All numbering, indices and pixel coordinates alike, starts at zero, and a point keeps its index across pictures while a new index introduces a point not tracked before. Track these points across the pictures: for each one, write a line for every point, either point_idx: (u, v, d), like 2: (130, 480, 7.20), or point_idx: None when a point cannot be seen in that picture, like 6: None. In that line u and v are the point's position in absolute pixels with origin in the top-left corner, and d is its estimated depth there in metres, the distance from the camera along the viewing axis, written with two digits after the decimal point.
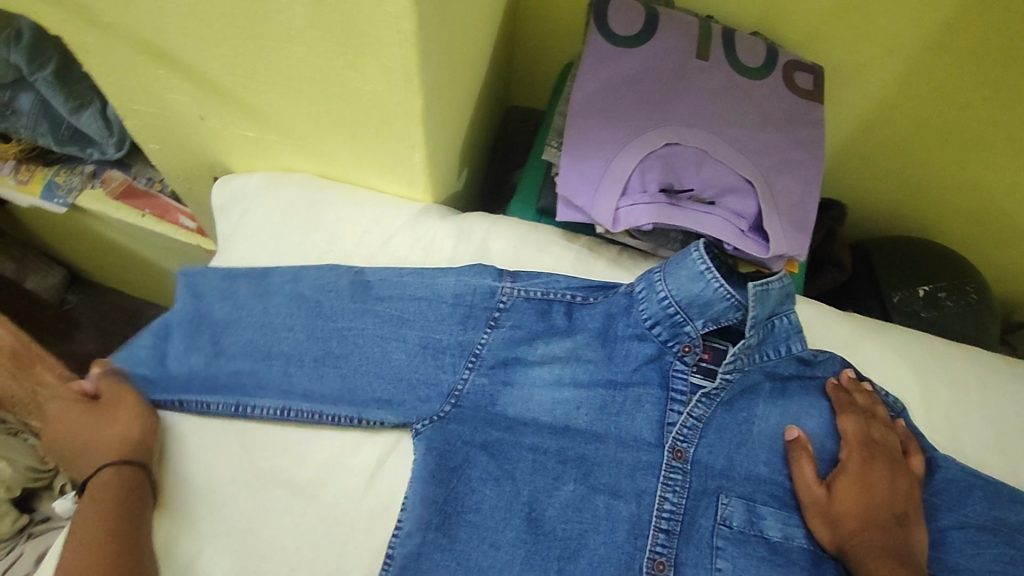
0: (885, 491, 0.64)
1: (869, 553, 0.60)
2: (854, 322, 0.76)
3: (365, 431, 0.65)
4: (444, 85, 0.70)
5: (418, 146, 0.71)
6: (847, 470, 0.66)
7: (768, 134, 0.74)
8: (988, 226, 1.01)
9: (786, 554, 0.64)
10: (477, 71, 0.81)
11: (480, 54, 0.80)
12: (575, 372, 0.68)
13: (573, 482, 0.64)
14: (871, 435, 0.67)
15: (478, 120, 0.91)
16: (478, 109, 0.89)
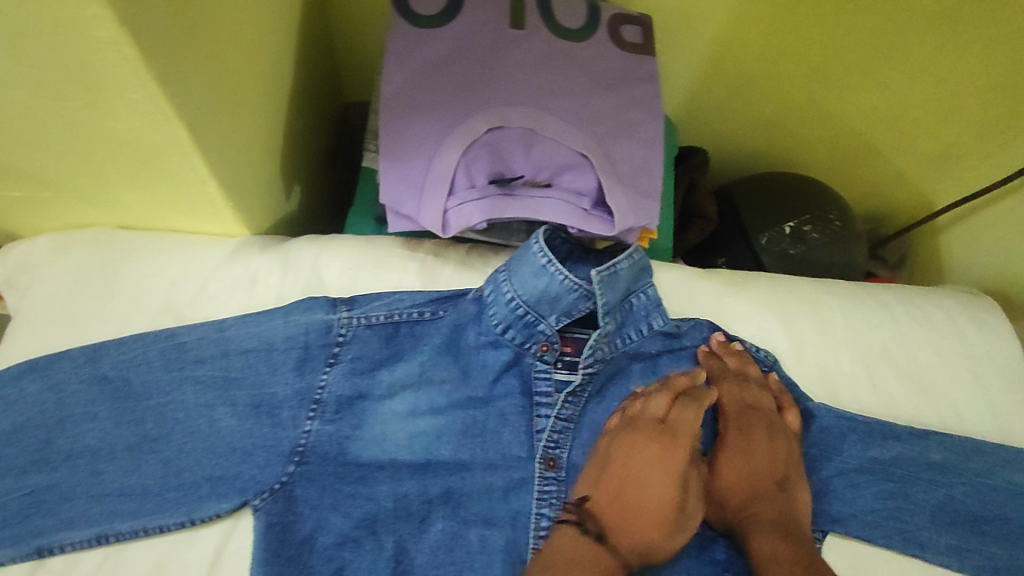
0: (764, 458, 0.63)
1: (755, 530, 0.58)
2: (716, 279, 0.72)
3: (194, 522, 0.57)
4: (226, 107, 0.59)
5: (210, 180, 0.61)
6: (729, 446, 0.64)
7: (599, 100, 0.68)
8: (845, 147, 1.02)
9: (674, 548, 0.61)
10: (277, 77, 0.70)
11: (275, 58, 0.69)
12: (430, 397, 0.63)
13: (441, 519, 0.59)
14: (746, 401, 0.65)
15: (302, 128, 0.81)
16: (299, 117, 0.79)
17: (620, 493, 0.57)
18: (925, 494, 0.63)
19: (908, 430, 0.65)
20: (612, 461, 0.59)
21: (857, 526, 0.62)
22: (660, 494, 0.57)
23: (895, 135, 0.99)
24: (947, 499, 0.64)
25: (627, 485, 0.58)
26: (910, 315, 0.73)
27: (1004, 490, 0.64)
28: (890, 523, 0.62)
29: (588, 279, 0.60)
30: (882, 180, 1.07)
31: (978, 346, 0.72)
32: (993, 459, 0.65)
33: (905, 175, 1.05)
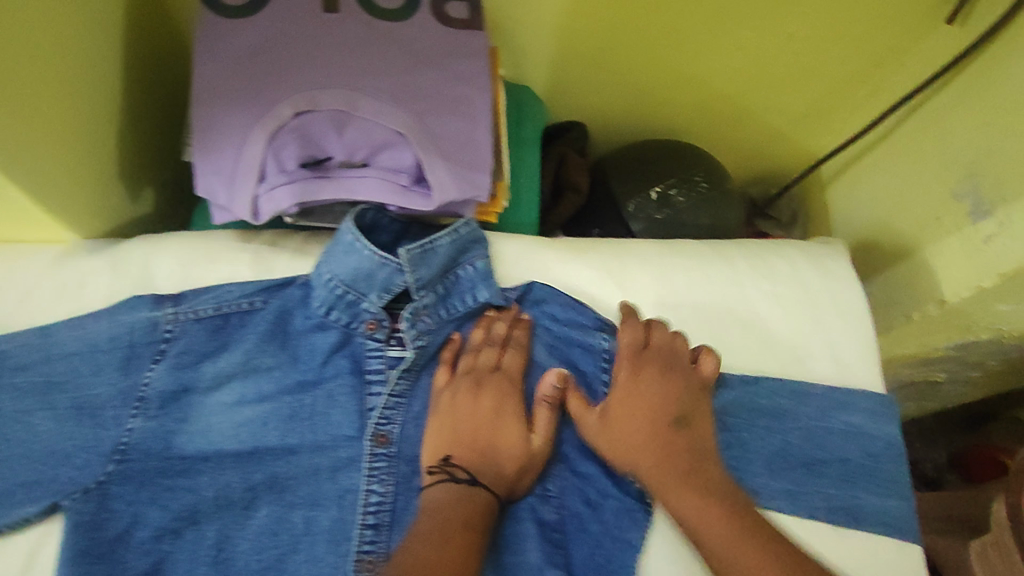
0: (659, 396, 0.63)
1: (675, 491, 0.58)
2: (557, 246, 0.71)
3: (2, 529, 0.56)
4: (19, 107, 0.55)
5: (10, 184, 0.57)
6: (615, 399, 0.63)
7: (420, 77, 0.67)
8: (718, 110, 1.03)
9: (512, 514, 0.60)
10: (106, 76, 0.67)
11: (95, 56, 0.64)
12: (259, 385, 0.63)
13: (265, 505, 0.59)
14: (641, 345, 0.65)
15: (151, 126, 0.77)
16: (153, 114, 0.77)
17: (473, 441, 0.60)
18: (759, 440, 0.65)
19: (740, 381, 0.67)
20: (467, 396, 0.62)
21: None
22: (506, 462, 0.60)
23: (764, 95, 1.00)
24: (782, 445, 0.65)
25: (478, 453, 0.60)
26: (753, 270, 0.72)
27: (838, 430, 0.66)
28: (721, 473, 0.63)
29: (397, 254, 0.60)
30: (763, 140, 1.08)
31: (819, 288, 0.73)
32: (825, 401, 0.67)
33: (783, 134, 1.06)
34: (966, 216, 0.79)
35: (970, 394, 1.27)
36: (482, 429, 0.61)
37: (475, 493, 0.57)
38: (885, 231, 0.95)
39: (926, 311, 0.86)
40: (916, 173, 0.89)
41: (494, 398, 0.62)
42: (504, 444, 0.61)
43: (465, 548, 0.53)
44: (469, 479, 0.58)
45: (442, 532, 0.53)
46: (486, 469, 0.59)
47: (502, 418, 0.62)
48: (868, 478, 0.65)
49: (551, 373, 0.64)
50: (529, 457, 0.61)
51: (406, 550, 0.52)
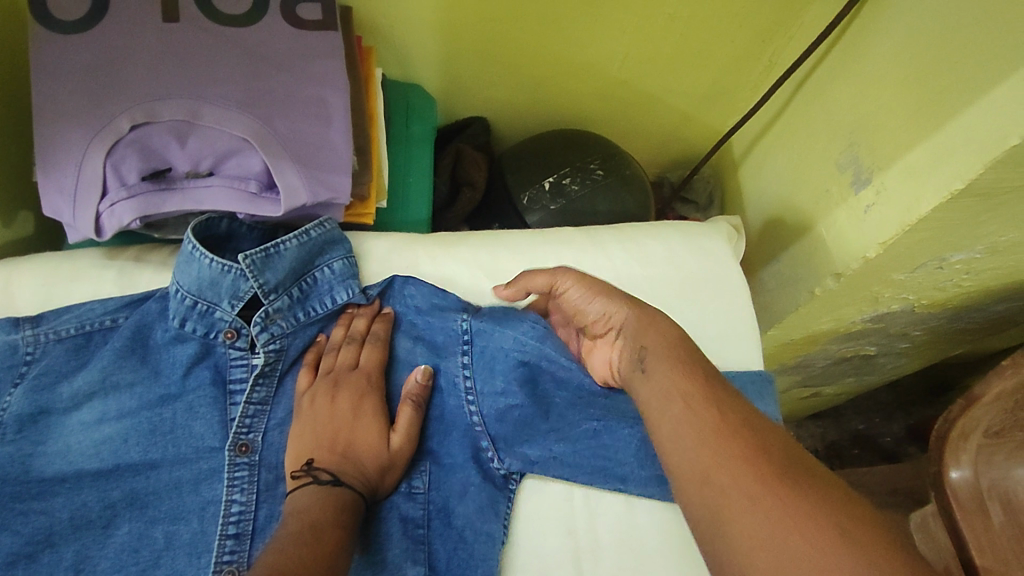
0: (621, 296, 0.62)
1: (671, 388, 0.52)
2: (426, 243, 0.73)
3: None
4: None
5: None
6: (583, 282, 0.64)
7: (270, 81, 0.68)
8: (619, 97, 1.03)
9: (379, 515, 0.59)
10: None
11: None
12: (120, 401, 0.62)
13: (126, 522, 0.59)
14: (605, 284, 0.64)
15: (21, 150, 0.77)
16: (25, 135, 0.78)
17: (334, 443, 0.59)
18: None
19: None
20: (325, 400, 0.61)
21: (549, 468, 0.62)
22: (371, 462, 0.59)
23: (658, 80, 1.00)
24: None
25: (341, 454, 0.58)
26: (625, 251, 0.73)
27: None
28: (592, 461, 0.62)
29: (239, 260, 0.63)
30: (669, 123, 1.08)
31: (694, 268, 0.73)
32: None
33: (686, 116, 1.06)
34: (849, 186, 0.79)
35: (911, 364, 1.24)
36: (341, 431, 0.60)
37: (340, 492, 0.56)
38: (786, 206, 0.94)
39: (826, 285, 0.84)
40: (808, 146, 0.88)
41: (353, 399, 0.62)
42: (362, 446, 0.59)
43: (337, 544, 0.51)
44: (333, 479, 0.56)
45: (314, 534, 0.51)
46: (350, 470, 0.58)
47: (361, 419, 0.61)
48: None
49: (417, 370, 0.64)
50: (389, 457, 0.60)
51: (277, 550, 0.49)
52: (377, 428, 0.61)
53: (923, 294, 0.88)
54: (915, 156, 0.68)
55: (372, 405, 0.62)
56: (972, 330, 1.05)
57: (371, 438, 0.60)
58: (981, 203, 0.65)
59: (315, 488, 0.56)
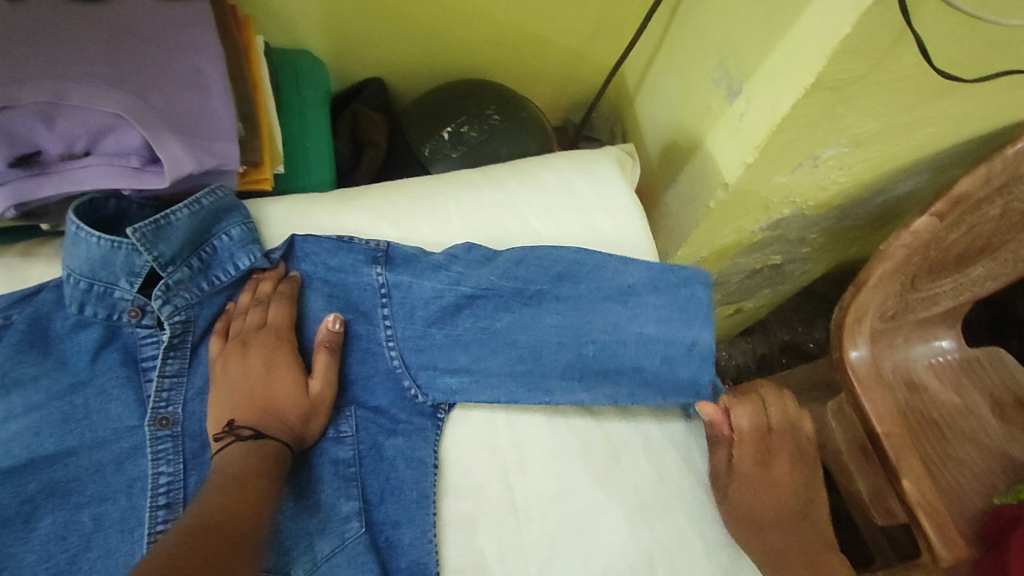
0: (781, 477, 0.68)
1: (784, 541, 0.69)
2: (326, 200, 0.74)
3: None
4: None
5: None
6: (761, 495, 0.68)
7: (137, 54, 0.68)
8: (510, 42, 1.05)
9: (308, 459, 0.61)
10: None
11: None
12: (23, 395, 0.61)
13: (50, 512, 0.58)
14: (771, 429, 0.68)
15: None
16: None
17: (251, 398, 0.60)
18: (549, 351, 0.65)
19: (518, 298, 0.66)
20: (236, 359, 0.62)
21: (472, 397, 0.65)
22: (291, 409, 0.60)
23: (543, 21, 1.02)
24: (577, 356, 0.66)
25: (259, 408, 0.59)
26: (519, 181, 0.76)
27: (626, 311, 0.67)
28: (510, 388, 0.65)
29: (128, 236, 0.62)
30: (561, 63, 1.11)
31: (590, 191, 0.76)
32: (619, 316, 0.67)
33: (576, 54, 1.09)
34: (726, 99, 0.83)
35: (817, 269, 1.33)
36: (255, 390, 0.60)
37: (263, 443, 0.57)
38: (677, 130, 0.98)
39: (718, 198, 0.89)
40: (686, 69, 0.93)
41: (263, 356, 0.62)
42: (281, 398, 0.61)
43: (261, 493, 0.54)
44: (255, 433, 0.57)
45: (238, 483, 0.53)
46: (270, 424, 0.59)
47: (275, 373, 0.62)
48: (660, 347, 0.67)
49: (328, 319, 0.64)
50: (310, 402, 0.61)
51: (202, 502, 0.52)
52: (292, 380, 0.62)
53: (808, 195, 0.94)
54: (775, 60, 0.72)
55: (285, 359, 0.63)
56: (861, 226, 1.13)
57: (287, 388, 0.61)
58: (832, 97, 0.70)
59: (235, 443, 0.57)
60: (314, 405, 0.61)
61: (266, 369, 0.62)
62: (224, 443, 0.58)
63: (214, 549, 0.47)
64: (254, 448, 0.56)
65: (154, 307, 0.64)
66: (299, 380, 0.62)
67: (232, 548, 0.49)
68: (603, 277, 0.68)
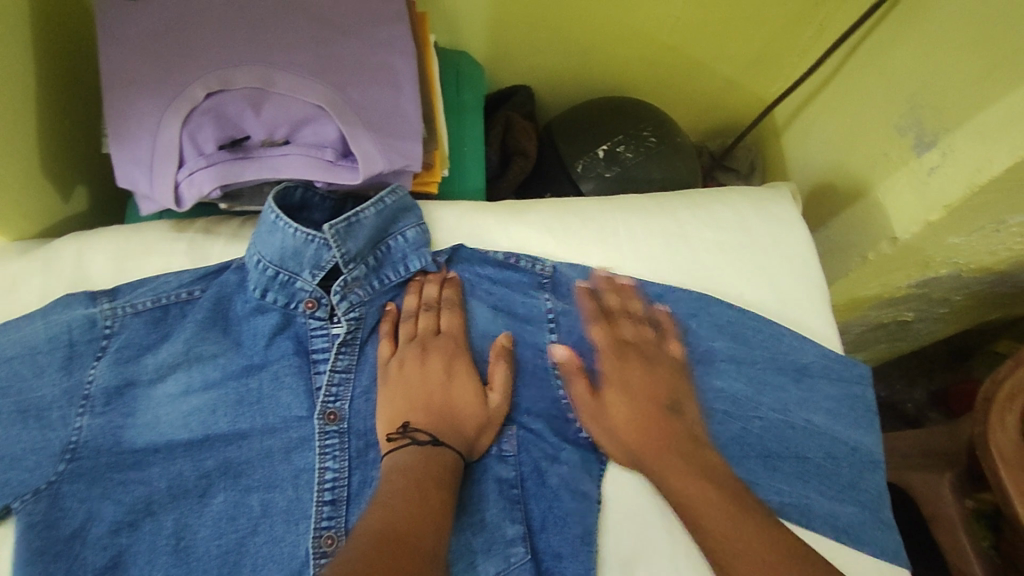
0: (642, 385, 0.64)
1: (684, 495, 0.56)
2: (498, 209, 0.72)
3: None
4: None
5: None
6: (620, 428, 0.62)
7: (337, 46, 0.66)
8: (666, 63, 1.03)
9: (474, 474, 0.61)
10: (18, 88, 0.65)
11: (11, 49, 0.63)
12: (202, 373, 0.62)
13: (222, 491, 0.59)
14: (622, 337, 0.66)
15: (76, 119, 0.76)
16: (82, 110, 0.77)
17: (429, 405, 0.61)
18: (716, 424, 0.64)
19: (687, 348, 0.66)
20: (417, 364, 0.63)
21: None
22: (467, 423, 0.61)
23: (707, 44, 1.00)
24: (742, 431, 0.64)
25: (438, 417, 0.60)
26: (694, 215, 0.73)
27: (803, 392, 0.66)
28: None
29: (323, 230, 0.62)
30: (713, 89, 1.08)
31: (766, 232, 0.73)
32: (792, 397, 0.66)
33: (732, 81, 1.06)
34: (911, 150, 0.80)
35: (945, 330, 1.25)
36: (433, 401, 0.61)
37: (442, 451, 0.58)
38: (838, 173, 0.94)
39: (880, 250, 0.85)
40: (863, 113, 0.89)
41: (442, 367, 0.63)
42: (460, 405, 0.62)
43: (442, 504, 0.53)
44: (433, 440, 0.58)
45: (420, 489, 0.53)
46: (448, 435, 0.60)
47: (455, 381, 0.63)
48: (833, 436, 0.66)
49: (502, 336, 0.65)
50: (486, 415, 0.62)
51: (386, 507, 0.52)
52: (472, 392, 0.62)
53: (973, 258, 0.89)
54: (989, 117, 0.68)
55: (461, 369, 0.64)
56: (1012, 295, 1.07)
57: (465, 399, 0.62)
58: None
59: (415, 446, 0.57)
60: (489, 422, 0.62)
61: (443, 379, 0.63)
62: (401, 444, 0.58)
63: (404, 561, 0.47)
64: (437, 455, 0.57)
65: (332, 301, 0.64)
66: (474, 395, 0.62)
67: (418, 561, 0.48)
68: (779, 353, 0.67)
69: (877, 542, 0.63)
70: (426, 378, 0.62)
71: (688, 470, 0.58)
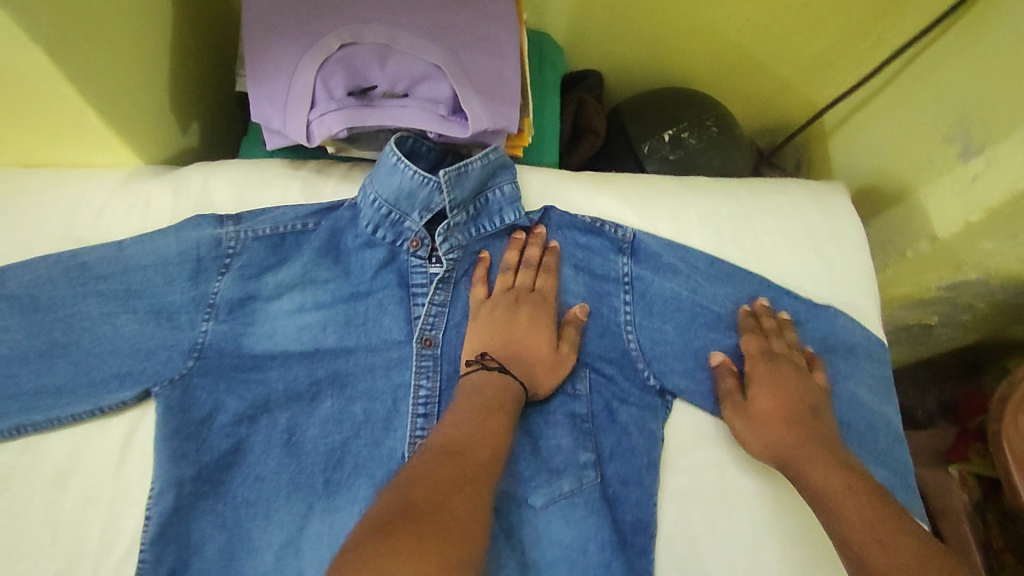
0: (795, 385, 0.67)
1: (843, 511, 0.56)
2: (579, 178, 0.80)
3: (103, 410, 0.63)
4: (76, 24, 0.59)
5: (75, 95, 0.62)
6: (762, 419, 0.65)
7: (456, 15, 0.73)
8: (729, 60, 1.10)
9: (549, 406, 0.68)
10: (159, 24, 0.72)
11: None
12: (315, 295, 0.70)
13: (330, 396, 0.67)
14: (772, 348, 0.70)
15: (200, 62, 0.83)
16: (206, 53, 0.84)
17: (508, 343, 0.67)
18: None
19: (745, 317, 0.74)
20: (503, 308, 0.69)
21: (693, 397, 0.70)
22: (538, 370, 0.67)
23: (771, 45, 1.07)
24: None
25: (512, 355, 0.66)
26: (755, 198, 0.81)
27: (847, 369, 0.73)
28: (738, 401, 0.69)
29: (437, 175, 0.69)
30: (770, 89, 1.15)
31: (824, 224, 0.80)
32: (839, 368, 0.73)
33: (789, 82, 1.13)
34: (956, 157, 0.86)
35: (963, 341, 1.32)
36: (510, 343, 0.67)
37: (509, 383, 0.64)
38: (883, 177, 1.01)
39: (919, 248, 0.92)
40: (914, 122, 0.96)
41: (527, 315, 0.69)
42: (534, 350, 0.67)
43: (499, 428, 0.60)
44: (502, 370, 0.64)
45: (483, 416, 0.60)
46: (518, 371, 0.66)
47: (534, 328, 0.68)
48: (872, 408, 0.73)
49: (576, 307, 0.71)
50: (557, 361, 0.68)
51: (450, 427, 0.58)
52: (547, 341, 0.68)
53: (1004, 266, 0.94)
54: None
55: (542, 320, 0.69)
56: None
57: (540, 345, 0.68)
58: None
59: (488, 373, 0.64)
60: (556, 373, 0.67)
61: (525, 323, 0.68)
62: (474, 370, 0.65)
63: (459, 478, 0.53)
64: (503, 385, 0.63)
65: (434, 242, 0.71)
66: (547, 344, 0.68)
67: (469, 480, 0.54)
68: (830, 328, 0.74)
69: (906, 499, 0.70)
70: (510, 320, 0.68)
71: (830, 464, 0.60)
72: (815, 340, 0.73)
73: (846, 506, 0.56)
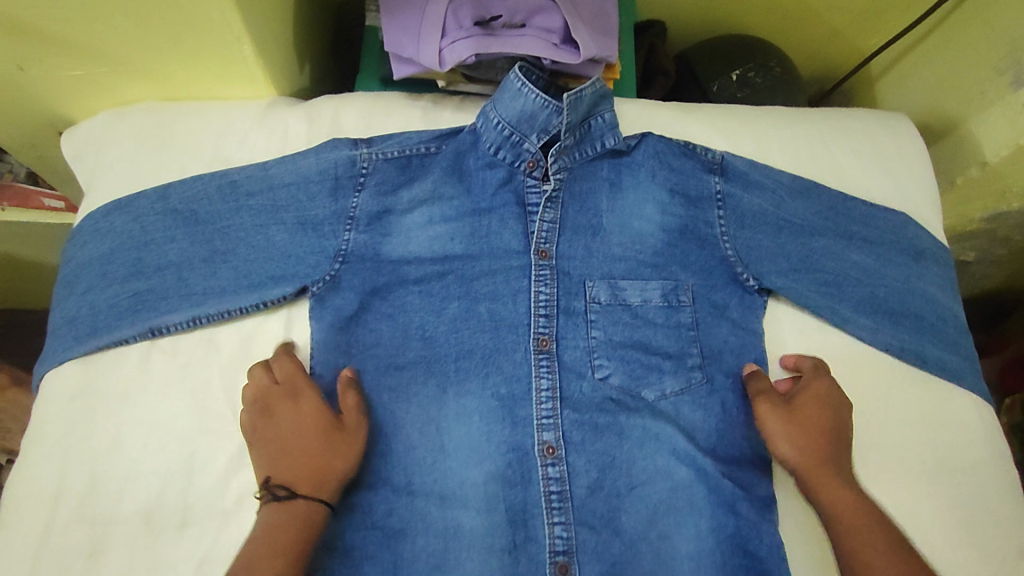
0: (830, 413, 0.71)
1: (858, 541, 0.63)
2: (671, 108, 0.87)
3: (266, 305, 0.72)
4: None
5: (236, 28, 0.70)
6: (804, 425, 0.70)
7: None
8: (784, 10, 1.17)
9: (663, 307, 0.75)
10: None
11: None
12: (442, 210, 0.77)
13: (457, 298, 0.74)
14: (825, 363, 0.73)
15: (314, 7, 0.91)
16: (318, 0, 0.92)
17: (283, 451, 0.64)
18: (852, 282, 0.79)
19: (828, 226, 0.80)
20: (273, 419, 0.66)
21: (791, 293, 0.76)
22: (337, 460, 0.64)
23: None
24: (871, 293, 0.78)
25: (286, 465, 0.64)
26: (829, 124, 0.88)
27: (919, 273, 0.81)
28: (824, 297, 0.77)
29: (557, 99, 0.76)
30: (820, 37, 1.22)
31: (893, 145, 0.88)
32: (912, 271, 0.80)
33: (839, 30, 1.20)
34: (1007, 86, 0.94)
35: (996, 282, 1.39)
36: (276, 454, 0.64)
37: (295, 502, 0.61)
38: (931, 115, 1.08)
39: (967, 174, 1.00)
40: (961, 61, 1.03)
41: (288, 413, 0.66)
42: (304, 442, 0.65)
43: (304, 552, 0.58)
44: (288, 492, 0.62)
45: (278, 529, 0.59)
46: (303, 479, 0.63)
47: (285, 427, 0.65)
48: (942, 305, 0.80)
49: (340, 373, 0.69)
50: (344, 442, 0.65)
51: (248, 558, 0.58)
52: (314, 434, 0.65)
53: None
54: None
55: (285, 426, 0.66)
56: None
57: (297, 448, 0.64)
58: None
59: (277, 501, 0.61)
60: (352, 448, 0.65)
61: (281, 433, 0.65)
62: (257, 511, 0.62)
63: None
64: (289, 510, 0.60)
65: (547, 163, 0.78)
66: (320, 433, 0.65)
67: None
68: (903, 235, 0.81)
69: (973, 383, 0.78)
70: (267, 438, 0.65)
71: (842, 487, 0.66)
72: (889, 246, 0.81)
73: (870, 532, 0.63)
